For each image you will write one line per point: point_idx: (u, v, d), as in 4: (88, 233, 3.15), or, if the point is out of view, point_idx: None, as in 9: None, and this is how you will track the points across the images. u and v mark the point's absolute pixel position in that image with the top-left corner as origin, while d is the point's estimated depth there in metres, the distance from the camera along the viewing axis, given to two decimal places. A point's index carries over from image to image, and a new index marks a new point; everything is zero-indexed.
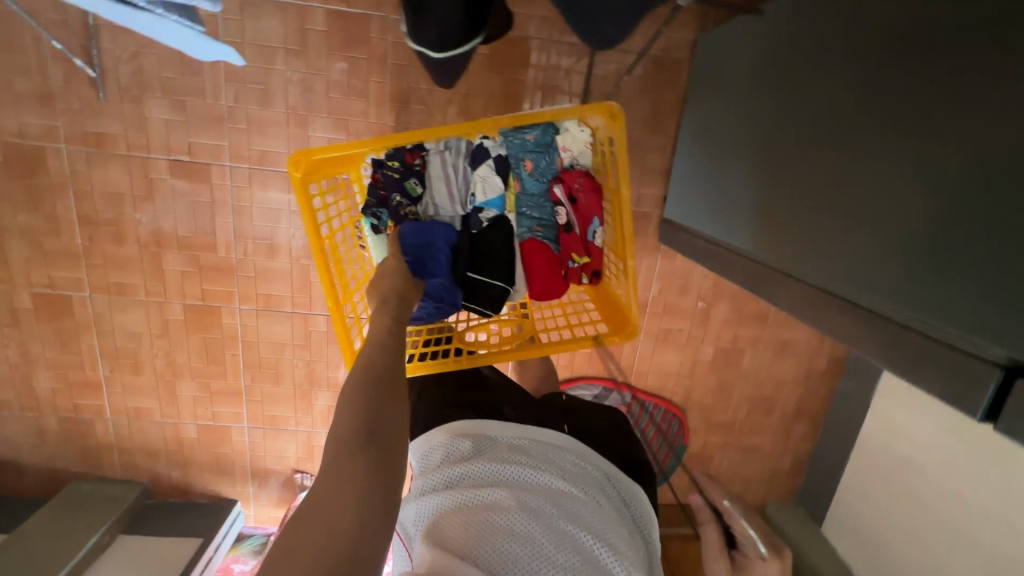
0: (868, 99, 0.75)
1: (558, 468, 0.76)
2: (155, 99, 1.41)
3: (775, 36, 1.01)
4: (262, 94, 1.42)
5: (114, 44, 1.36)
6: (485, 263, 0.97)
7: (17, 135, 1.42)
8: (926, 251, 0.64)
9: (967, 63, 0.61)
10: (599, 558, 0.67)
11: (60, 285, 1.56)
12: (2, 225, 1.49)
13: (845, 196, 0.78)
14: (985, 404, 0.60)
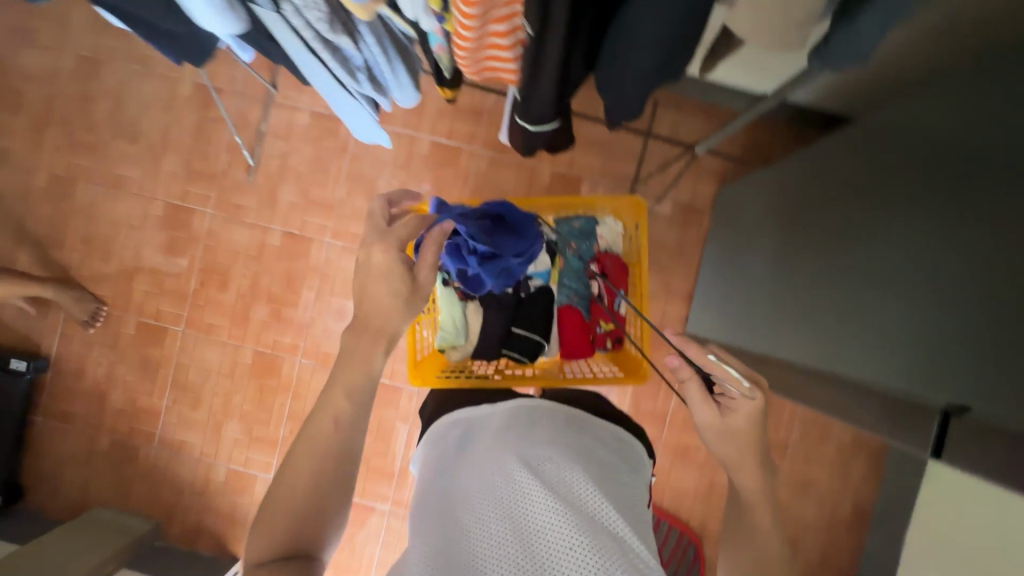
0: (859, 215, 0.92)
1: (516, 421, 0.82)
2: (288, 186, 1.83)
3: (786, 179, 1.25)
4: (368, 193, 1.82)
5: (272, 145, 1.82)
6: (528, 319, 1.15)
7: (179, 199, 1.84)
8: (908, 326, 0.76)
9: (938, 187, 0.77)
10: (560, 477, 0.68)
11: (163, 319, 1.84)
12: (139, 263, 1.84)
13: (842, 289, 0.91)
14: (931, 441, 0.72)
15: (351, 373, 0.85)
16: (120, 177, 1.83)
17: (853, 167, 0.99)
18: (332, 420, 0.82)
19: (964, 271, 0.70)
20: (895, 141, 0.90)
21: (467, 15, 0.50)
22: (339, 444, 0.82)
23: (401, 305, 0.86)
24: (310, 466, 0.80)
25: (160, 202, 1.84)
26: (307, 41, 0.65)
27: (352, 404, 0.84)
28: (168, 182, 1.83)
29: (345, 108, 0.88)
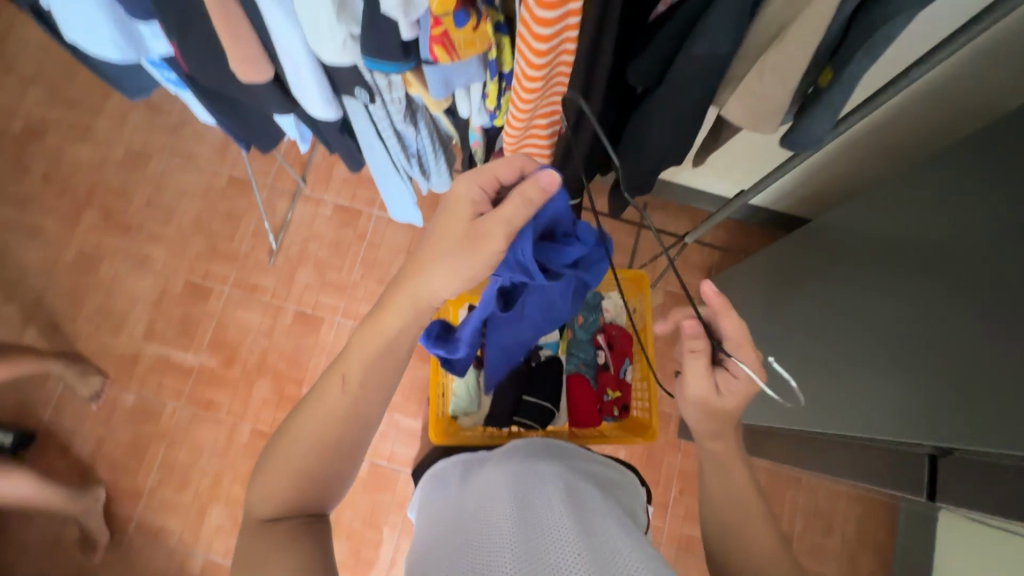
0: (842, 280, 0.93)
1: (520, 459, 0.80)
2: (305, 268, 1.77)
3: (765, 258, 1.26)
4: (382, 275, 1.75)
5: (297, 231, 1.79)
6: (540, 388, 1.18)
7: (200, 277, 1.77)
8: (897, 380, 0.74)
9: (916, 252, 0.78)
10: (571, 494, 0.65)
11: (162, 394, 1.71)
12: (150, 335, 1.74)
13: (832, 369, 0.89)
14: (926, 481, 0.75)
15: (374, 336, 0.64)
16: (146, 256, 1.78)
17: (831, 247, 1.00)
18: (340, 378, 0.63)
19: (949, 340, 0.68)
20: (874, 206, 0.91)
21: (521, 109, 0.64)
22: (352, 409, 0.62)
23: (449, 252, 0.63)
24: (314, 431, 0.61)
25: (180, 278, 1.77)
26: (379, 129, 0.80)
27: (365, 363, 0.63)
28: (190, 261, 1.78)
29: (389, 187, 1.01)
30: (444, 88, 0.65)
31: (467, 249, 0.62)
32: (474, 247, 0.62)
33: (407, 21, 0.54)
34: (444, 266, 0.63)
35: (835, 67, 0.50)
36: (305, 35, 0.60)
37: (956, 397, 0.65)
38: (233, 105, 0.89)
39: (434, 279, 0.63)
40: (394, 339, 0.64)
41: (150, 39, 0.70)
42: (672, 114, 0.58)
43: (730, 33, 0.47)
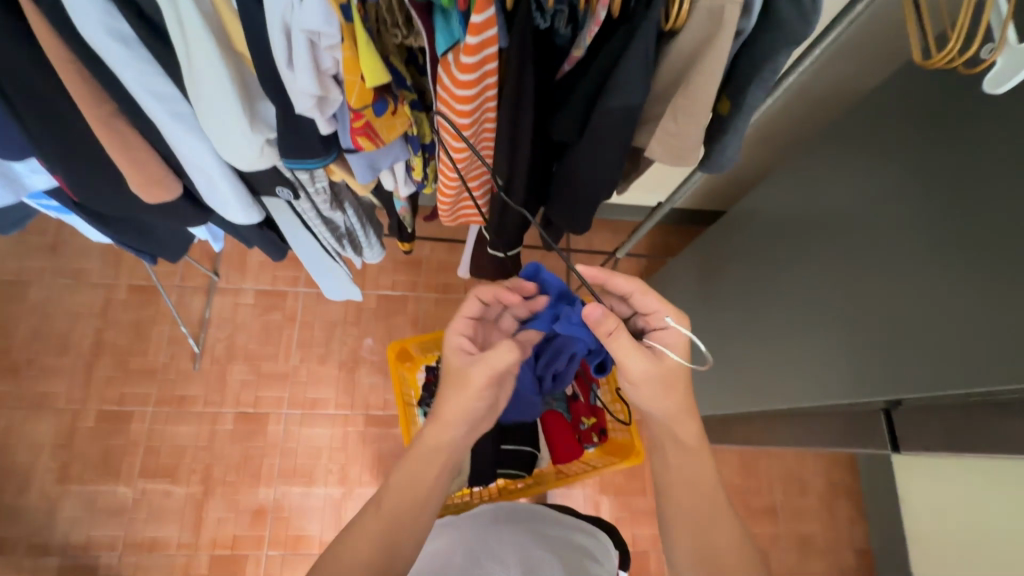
0: (767, 263, 0.99)
1: (486, 517, 0.86)
2: (237, 364, 1.55)
3: (690, 255, 1.32)
4: (321, 353, 1.57)
5: (218, 328, 1.57)
6: (515, 433, 1.15)
7: (115, 403, 1.50)
8: (846, 345, 0.78)
9: (829, 227, 0.84)
10: (521, 557, 0.73)
11: (94, 546, 1.41)
12: (65, 483, 1.44)
13: (780, 349, 0.94)
14: (887, 437, 0.85)
15: (410, 467, 0.63)
16: (46, 394, 1.49)
17: (750, 234, 1.07)
18: (375, 505, 0.61)
19: (874, 305, 0.74)
20: (778, 191, 0.99)
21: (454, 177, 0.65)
22: (390, 528, 0.59)
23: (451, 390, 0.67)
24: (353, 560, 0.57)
25: (91, 410, 1.49)
26: (305, 220, 0.78)
27: (402, 487, 0.62)
28: (99, 389, 1.51)
29: (322, 271, 0.98)
30: (371, 171, 0.64)
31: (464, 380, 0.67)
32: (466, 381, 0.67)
33: (324, 118, 0.53)
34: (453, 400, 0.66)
35: (731, 97, 0.55)
36: (215, 148, 0.58)
37: (899, 355, 0.69)
38: (131, 222, 0.82)
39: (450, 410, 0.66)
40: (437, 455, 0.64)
41: (28, 175, 0.64)
42: (598, 157, 0.60)
43: (642, 84, 0.50)
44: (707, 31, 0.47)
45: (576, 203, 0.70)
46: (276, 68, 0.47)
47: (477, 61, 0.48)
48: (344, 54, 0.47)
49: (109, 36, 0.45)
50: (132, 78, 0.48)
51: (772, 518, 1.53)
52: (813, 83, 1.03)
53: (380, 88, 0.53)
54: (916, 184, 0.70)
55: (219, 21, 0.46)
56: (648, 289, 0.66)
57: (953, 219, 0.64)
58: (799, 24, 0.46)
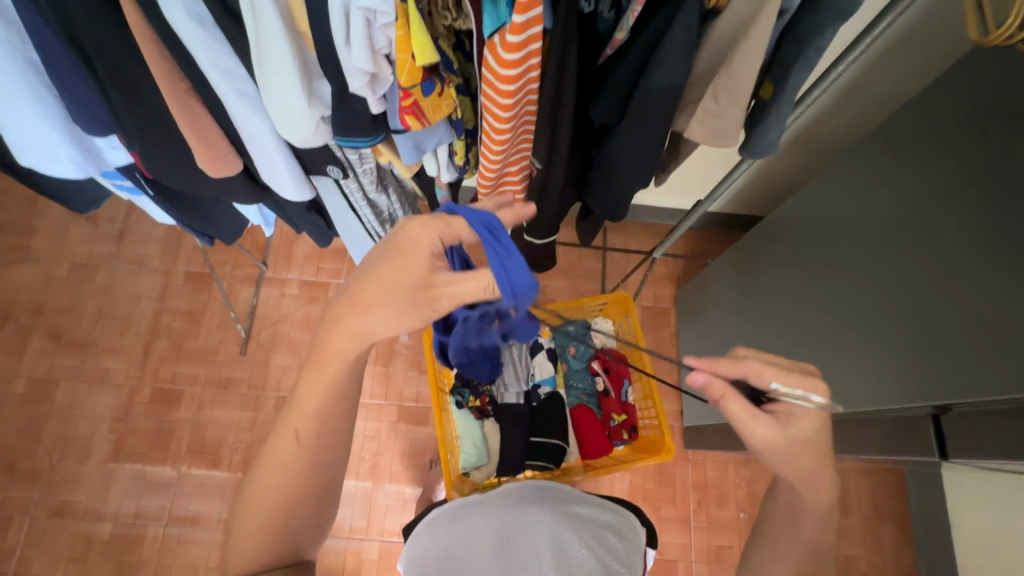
0: (809, 264, 0.96)
1: (516, 498, 0.85)
2: (280, 351, 1.62)
3: (728, 258, 1.29)
4: None
5: (264, 315, 1.65)
6: (546, 426, 1.18)
7: (168, 381, 1.60)
8: (891, 344, 0.75)
9: (872, 222, 0.81)
10: (553, 548, 0.72)
11: (143, 515, 1.49)
12: (120, 455, 1.54)
13: (820, 354, 0.91)
14: (936, 444, 0.76)
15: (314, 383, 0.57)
16: (107, 370, 1.60)
17: (790, 235, 1.03)
18: (294, 435, 0.57)
19: (918, 304, 0.71)
20: (819, 188, 0.97)
21: (492, 162, 0.67)
22: (313, 459, 0.58)
23: (396, 304, 0.53)
24: (276, 492, 0.57)
25: (146, 388, 1.59)
26: (351, 200, 0.83)
27: (318, 414, 0.57)
28: (155, 367, 1.61)
29: (365, 255, 1.02)
30: (416, 153, 0.68)
31: (410, 309, 0.53)
32: (418, 309, 0.53)
33: (375, 97, 0.56)
34: (385, 315, 0.53)
35: (775, 81, 0.54)
36: (273, 125, 0.62)
37: (950, 355, 0.65)
38: (194, 202, 0.89)
39: (374, 323, 0.54)
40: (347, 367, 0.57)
41: (109, 150, 0.69)
42: (636, 142, 0.61)
43: (683, 64, 0.51)
44: (751, 9, 0.47)
45: (613, 190, 0.70)
46: (334, 45, 0.51)
47: (522, 40, 0.50)
48: (397, 32, 0.50)
49: (189, 18, 0.50)
50: (205, 55, 0.53)
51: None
52: (867, 81, 1.00)
53: (428, 69, 0.56)
54: (963, 177, 0.67)
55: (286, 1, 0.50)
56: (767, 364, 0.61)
57: (1006, 211, 0.62)
58: (845, 1, 0.46)
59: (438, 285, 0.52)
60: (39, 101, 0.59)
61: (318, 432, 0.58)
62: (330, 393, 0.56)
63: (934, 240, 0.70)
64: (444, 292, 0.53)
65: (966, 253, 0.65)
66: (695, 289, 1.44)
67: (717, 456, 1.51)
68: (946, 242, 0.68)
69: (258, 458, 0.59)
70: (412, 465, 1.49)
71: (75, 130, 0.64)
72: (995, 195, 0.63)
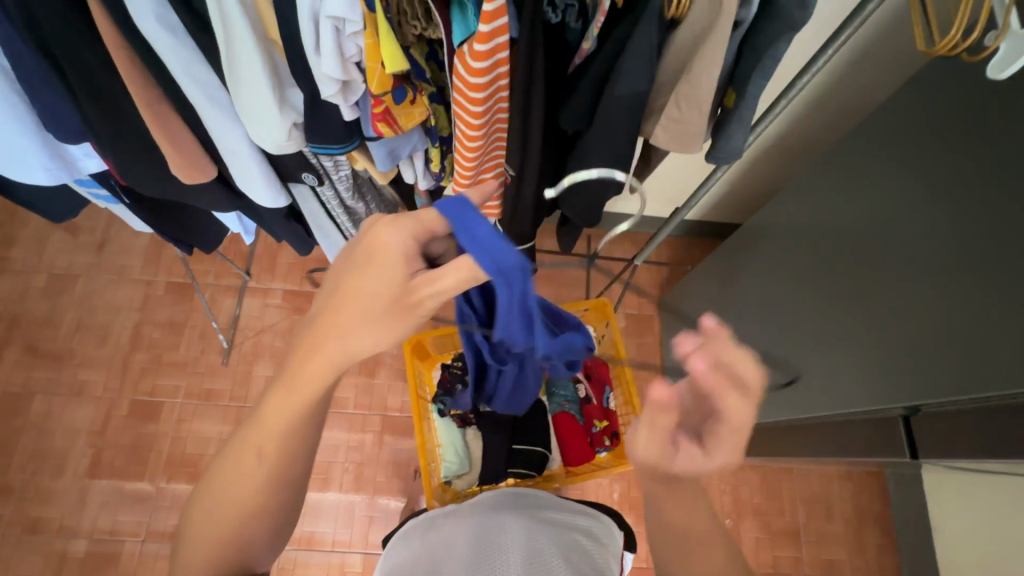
0: (784, 270, 0.98)
1: (489, 504, 0.85)
2: (263, 362, 1.60)
3: (708, 266, 1.30)
4: None
5: (246, 326, 1.63)
6: (529, 434, 1.17)
7: (147, 394, 1.57)
8: (862, 347, 0.76)
9: (841, 228, 0.83)
10: (526, 551, 0.72)
11: (120, 531, 1.46)
12: (97, 469, 1.51)
13: (795, 358, 0.92)
14: (906, 445, 0.76)
15: (283, 403, 0.54)
16: (84, 382, 1.57)
17: (766, 242, 1.05)
18: (256, 452, 0.56)
19: (885, 307, 0.72)
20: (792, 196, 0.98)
21: (465, 170, 0.68)
22: (278, 473, 0.57)
23: (379, 321, 0.51)
24: (235, 503, 0.56)
25: (125, 401, 1.56)
26: (328, 208, 0.84)
27: (283, 431, 0.55)
28: (134, 379, 1.58)
29: None
30: (390, 160, 0.68)
31: (392, 320, 0.51)
32: (404, 317, 0.51)
33: (347, 104, 0.57)
34: (364, 332, 0.51)
35: (736, 90, 0.56)
36: (246, 131, 0.62)
37: (915, 356, 0.67)
38: (169, 208, 0.88)
39: (353, 340, 0.51)
40: (316, 391, 0.54)
41: (81, 158, 0.69)
42: (605, 149, 0.62)
43: (645, 71, 0.52)
44: (708, 19, 0.49)
45: (584, 197, 0.72)
46: (304, 52, 0.51)
47: (489, 49, 0.51)
48: (366, 40, 0.51)
49: (159, 25, 0.50)
50: (175, 61, 0.53)
51: (794, 542, 1.45)
52: (835, 91, 1.03)
53: (399, 77, 0.57)
54: (925, 183, 0.69)
55: (255, 9, 0.50)
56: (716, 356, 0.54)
57: (964, 215, 0.64)
58: (798, 11, 0.47)
59: (420, 290, 0.49)
60: (8, 108, 0.59)
61: (281, 446, 0.56)
62: (295, 414, 0.54)
63: (898, 243, 0.72)
64: (428, 295, 0.50)
65: (928, 257, 0.67)
66: (679, 296, 1.45)
67: None
68: (909, 246, 0.70)
69: (215, 468, 0.57)
70: (396, 476, 1.48)
71: (47, 137, 0.64)
72: (953, 200, 0.65)
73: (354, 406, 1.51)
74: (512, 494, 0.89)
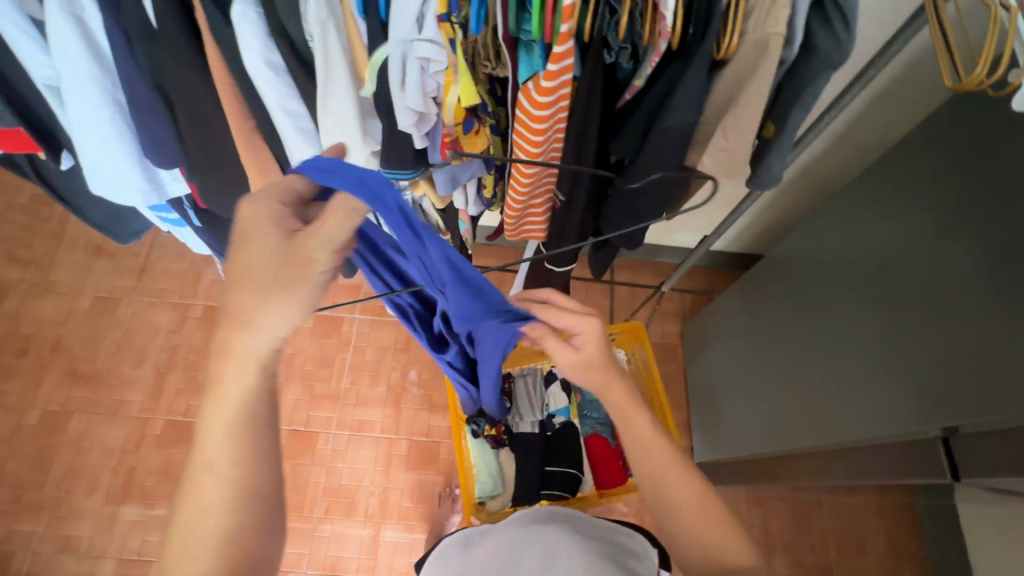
0: (811, 295, 1.00)
1: (523, 520, 0.87)
2: (293, 384, 1.58)
3: (731, 293, 1.32)
4: (371, 376, 1.59)
5: None
6: (562, 456, 1.19)
7: (181, 414, 1.61)
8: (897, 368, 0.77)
9: (869, 253, 0.86)
10: (571, 556, 0.74)
11: (148, 551, 1.48)
12: (129, 487, 1.54)
13: (827, 382, 0.93)
14: (946, 467, 0.74)
15: (217, 425, 0.43)
16: (121, 402, 1.62)
17: (791, 268, 1.08)
18: (202, 495, 0.43)
19: (919, 328, 0.75)
20: (818, 223, 1.02)
21: (518, 195, 0.74)
22: (249, 491, 0.44)
23: (284, 288, 0.42)
24: (207, 560, 0.43)
25: (159, 420, 1.61)
26: None
27: (225, 454, 0.43)
28: (169, 399, 1.63)
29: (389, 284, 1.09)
30: (451, 184, 0.74)
31: (292, 290, 0.43)
32: (304, 274, 0.43)
33: (420, 134, 0.64)
34: (268, 310, 0.42)
35: (775, 122, 0.62)
36: (324, 159, 0.68)
37: (956, 376, 0.68)
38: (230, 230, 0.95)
39: (259, 325, 0.42)
40: (248, 394, 0.44)
41: (169, 183, 0.76)
42: (653, 175, 0.67)
43: (695, 106, 0.58)
44: (753, 61, 0.54)
45: (630, 219, 0.77)
46: (390, 89, 0.58)
47: (555, 85, 0.57)
48: (447, 78, 0.57)
49: (265, 65, 0.57)
50: (273, 97, 0.60)
51: None
52: (857, 125, 1.08)
53: (468, 111, 0.63)
54: (954, 211, 0.73)
55: (351, 52, 0.57)
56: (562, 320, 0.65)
57: (992, 239, 0.67)
58: (836, 52, 0.53)
59: (306, 245, 0.42)
60: (117, 137, 0.66)
61: (241, 462, 0.44)
62: (234, 421, 0.43)
63: (928, 267, 0.75)
64: (319, 238, 0.42)
65: (961, 279, 0.70)
66: (703, 323, 1.47)
67: (729, 495, 1.49)
68: (940, 269, 0.73)
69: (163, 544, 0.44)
70: (421, 501, 1.48)
71: (144, 163, 0.71)
72: (982, 227, 0.69)
73: (383, 430, 1.54)
74: (541, 511, 0.90)
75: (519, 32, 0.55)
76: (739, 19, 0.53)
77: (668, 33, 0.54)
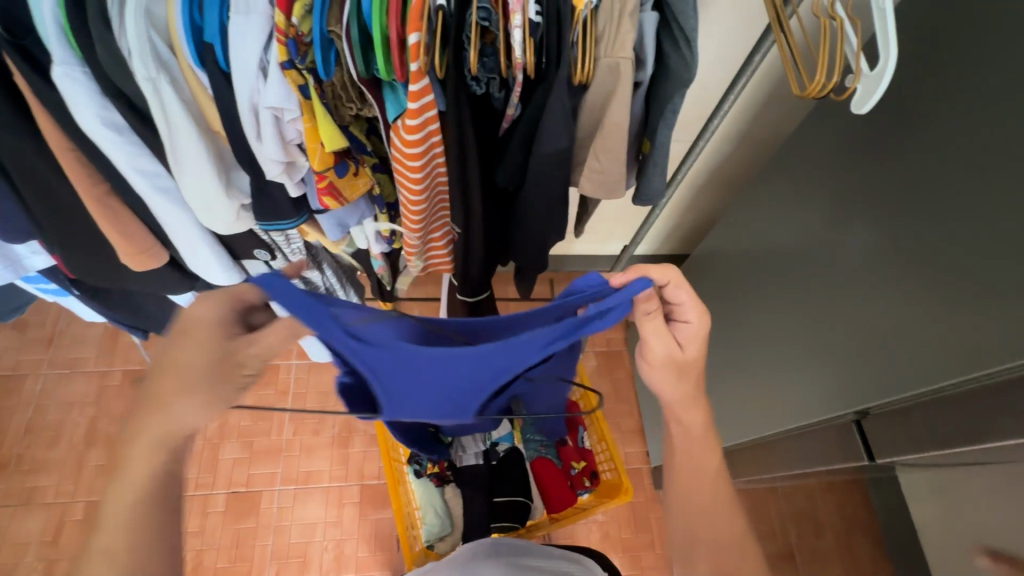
0: (733, 294, 1.03)
1: (461, 559, 0.82)
2: (229, 443, 1.48)
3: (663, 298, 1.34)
4: (315, 424, 1.51)
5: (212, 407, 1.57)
6: (508, 484, 1.16)
7: None
8: (811, 359, 0.79)
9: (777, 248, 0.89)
10: None
11: None
12: None
13: (756, 376, 0.95)
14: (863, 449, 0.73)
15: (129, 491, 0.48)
16: None
17: (714, 267, 1.11)
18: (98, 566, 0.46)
19: (824, 318, 0.77)
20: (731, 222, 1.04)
21: (413, 236, 0.72)
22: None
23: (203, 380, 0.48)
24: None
25: (80, 504, 1.37)
26: None
27: (133, 516, 0.47)
28: None
29: None
30: (340, 229, 0.74)
31: (217, 383, 0.48)
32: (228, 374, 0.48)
33: (293, 181, 0.61)
34: (192, 394, 0.48)
35: (649, 139, 0.63)
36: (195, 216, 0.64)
37: (859, 362, 0.70)
38: (125, 295, 0.88)
39: (178, 410, 0.47)
40: (160, 455, 0.49)
41: (28, 256, 0.70)
42: (541, 200, 0.67)
43: (565, 131, 0.58)
44: (610, 84, 0.55)
45: (532, 247, 0.76)
46: (247, 142, 0.55)
47: (420, 123, 0.56)
48: (305, 125, 0.55)
49: (106, 128, 0.53)
50: (121, 160, 0.56)
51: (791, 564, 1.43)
52: (753, 126, 1.13)
53: (339, 154, 0.61)
54: (839, 203, 0.76)
55: (198, 106, 0.54)
56: (680, 292, 0.56)
57: (872, 229, 0.70)
58: (687, 70, 0.54)
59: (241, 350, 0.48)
60: None
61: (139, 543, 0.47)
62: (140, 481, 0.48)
63: (826, 258, 0.77)
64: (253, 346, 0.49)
65: (852, 267, 0.72)
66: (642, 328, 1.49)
67: None
68: (836, 261, 0.75)
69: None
70: (379, 549, 1.41)
71: None
72: (861, 218, 0.72)
73: (331, 479, 1.46)
74: (475, 549, 0.85)
75: (370, 72, 0.53)
76: (589, 46, 0.53)
77: (522, 65, 0.54)
